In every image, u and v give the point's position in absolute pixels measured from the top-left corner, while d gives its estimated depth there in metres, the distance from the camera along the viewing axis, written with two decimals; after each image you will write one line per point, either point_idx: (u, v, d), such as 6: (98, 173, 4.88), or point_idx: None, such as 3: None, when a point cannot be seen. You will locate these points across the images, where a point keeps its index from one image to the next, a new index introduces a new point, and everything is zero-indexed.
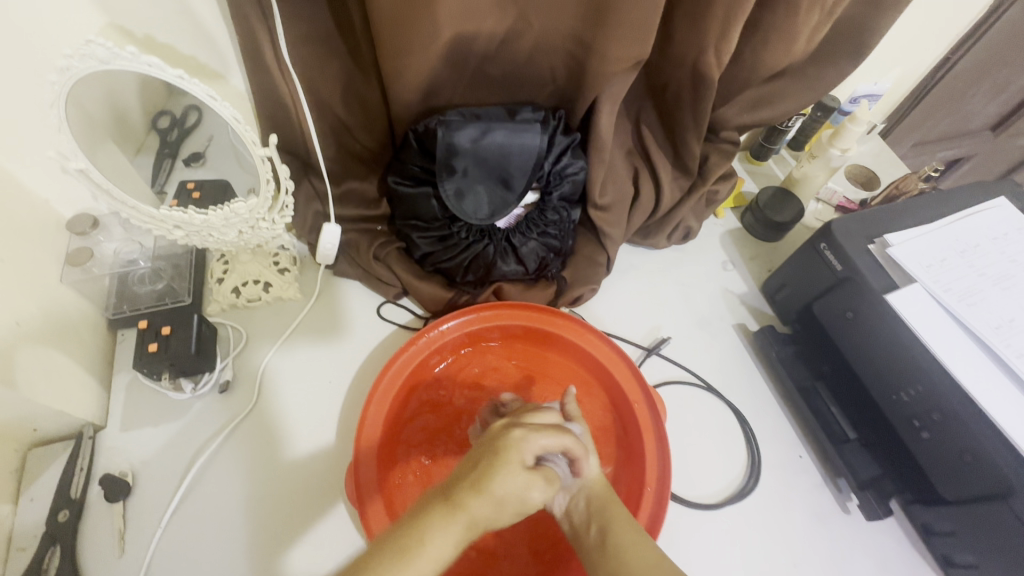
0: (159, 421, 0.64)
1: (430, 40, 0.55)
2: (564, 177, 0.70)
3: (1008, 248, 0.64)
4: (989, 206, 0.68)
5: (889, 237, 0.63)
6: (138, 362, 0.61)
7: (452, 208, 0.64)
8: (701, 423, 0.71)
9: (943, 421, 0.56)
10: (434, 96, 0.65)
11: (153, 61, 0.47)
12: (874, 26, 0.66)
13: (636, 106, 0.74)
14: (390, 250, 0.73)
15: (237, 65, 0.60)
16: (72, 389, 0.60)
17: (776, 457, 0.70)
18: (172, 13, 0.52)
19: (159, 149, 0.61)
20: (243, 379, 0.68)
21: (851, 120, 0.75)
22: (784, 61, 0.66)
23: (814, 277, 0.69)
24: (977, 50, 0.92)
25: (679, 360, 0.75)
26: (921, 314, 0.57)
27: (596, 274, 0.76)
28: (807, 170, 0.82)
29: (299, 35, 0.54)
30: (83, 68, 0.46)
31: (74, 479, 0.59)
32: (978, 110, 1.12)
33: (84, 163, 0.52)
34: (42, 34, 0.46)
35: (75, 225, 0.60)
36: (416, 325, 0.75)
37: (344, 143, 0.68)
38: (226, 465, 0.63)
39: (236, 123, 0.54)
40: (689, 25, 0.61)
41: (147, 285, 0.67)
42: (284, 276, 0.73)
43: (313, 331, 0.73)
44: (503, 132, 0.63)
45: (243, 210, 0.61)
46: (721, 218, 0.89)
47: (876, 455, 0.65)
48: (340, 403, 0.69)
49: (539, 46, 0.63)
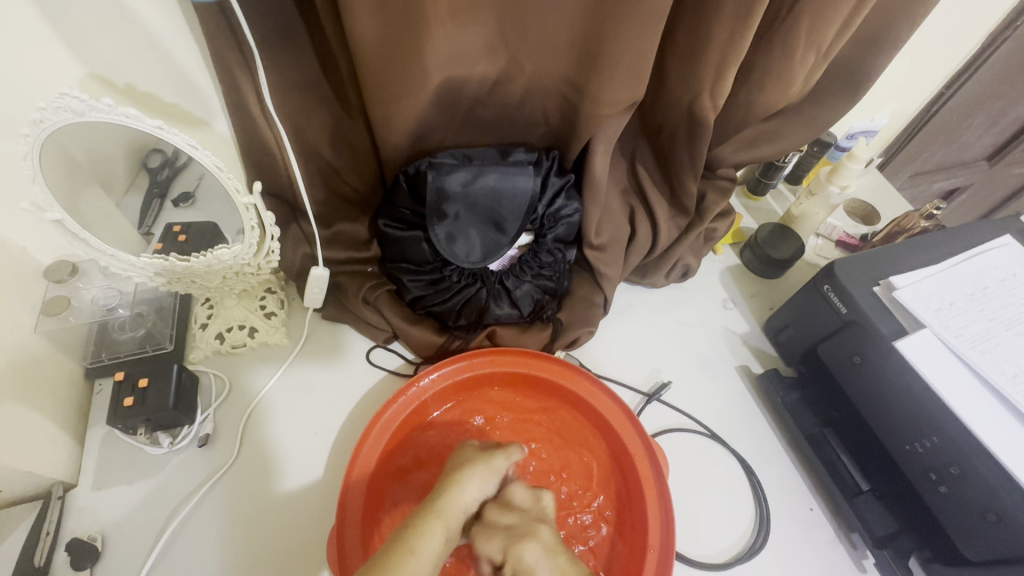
0: (133, 479, 0.61)
1: (419, 86, 0.54)
2: (558, 219, 0.69)
3: (1018, 290, 0.62)
4: (996, 245, 0.66)
5: (894, 279, 0.61)
6: (111, 417, 0.58)
7: (443, 252, 0.62)
8: (705, 474, 0.67)
9: (962, 475, 0.53)
10: (424, 139, 0.64)
11: (130, 111, 0.46)
12: (868, 66, 0.66)
13: (631, 146, 0.74)
14: (380, 294, 0.70)
15: (222, 111, 0.59)
16: (42, 447, 0.57)
17: (785, 510, 0.66)
18: (156, 62, 0.51)
19: (147, 189, 0.55)
20: (224, 432, 0.65)
21: (851, 157, 0.73)
22: (779, 102, 0.65)
23: (818, 318, 0.66)
24: (971, 84, 0.92)
25: (681, 406, 0.72)
26: (931, 362, 0.55)
27: (593, 316, 0.73)
28: (806, 207, 0.82)
29: (286, 83, 0.54)
30: (57, 120, 0.45)
31: (38, 545, 0.55)
32: (973, 141, 1.12)
33: (60, 214, 0.51)
34: (19, 85, 0.45)
35: (52, 273, 0.56)
36: (407, 370, 0.73)
37: (333, 186, 0.67)
38: (201, 527, 0.59)
39: (219, 171, 0.53)
40: (683, 68, 0.60)
41: (128, 332, 0.64)
42: (270, 320, 0.70)
43: (299, 378, 0.70)
44: (496, 175, 0.62)
45: (227, 256, 0.60)
46: (720, 255, 0.88)
47: (890, 508, 0.61)
48: (326, 455, 0.65)
49: (531, 89, 0.62)
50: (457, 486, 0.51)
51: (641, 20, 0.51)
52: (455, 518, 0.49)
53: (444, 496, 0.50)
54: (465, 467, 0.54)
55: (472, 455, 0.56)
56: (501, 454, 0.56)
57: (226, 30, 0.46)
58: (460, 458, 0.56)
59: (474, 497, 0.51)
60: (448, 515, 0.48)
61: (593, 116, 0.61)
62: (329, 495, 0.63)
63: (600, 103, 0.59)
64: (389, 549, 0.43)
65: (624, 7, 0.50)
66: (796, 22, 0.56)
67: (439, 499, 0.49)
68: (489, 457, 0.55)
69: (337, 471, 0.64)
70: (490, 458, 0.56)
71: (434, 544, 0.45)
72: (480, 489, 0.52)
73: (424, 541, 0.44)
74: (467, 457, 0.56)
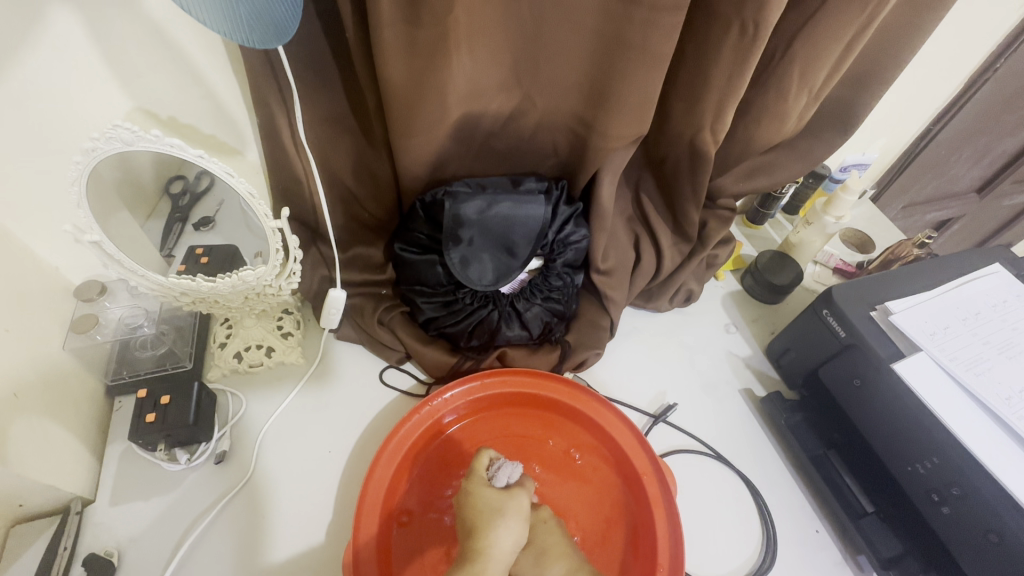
0: (150, 495, 0.62)
1: (440, 121, 0.58)
2: (567, 245, 0.72)
3: (1009, 315, 0.64)
4: (987, 272, 0.69)
5: (890, 304, 0.64)
6: (134, 433, 0.60)
7: (457, 275, 0.65)
8: (712, 494, 0.68)
9: (963, 496, 0.54)
10: (441, 168, 0.67)
11: (174, 142, 0.50)
12: (860, 105, 0.70)
13: (636, 176, 0.77)
14: (395, 315, 0.73)
15: (254, 140, 0.64)
16: (65, 462, 0.58)
17: (793, 532, 0.67)
18: (194, 96, 0.56)
19: (169, 214, 0.58)
20: (240, 449, 0.66)
21: (844, 189, 0.77)
22: (776, 137, 0.69)
23: (818, 342, 0.69)
24: (958, 120, 0.97)
25: (687, 427, 0.73)
26: (929, 384, 0.57)
27: (599, 338, 0.76)
28: (804, 235, 0.85)
29: (315, 116, 0.57)
30: (108, 149, 0.48)
31: (56, 559, 0.56)
32: (962, 174, 1.17)
33: (98, 235, 0.54)
34: (70, 114, 0.49)
35: (82, 292, 0.59)
36: (419, 390, 0.74)
37: (352, 213, 0.71)
38: (215, 544, 0.60)
39: (251, 198, 0.56)
40: (684, 105, 0.64)
41: (149, 350, 0.66)
42: (287, 340, 0.73)
43: (313, 398, 0.72)
44: (509, 204, 0.65)
45: (251, 278, 0.62)
46: (721, 281, 0.90)
47: (896, 530, 0.62)
48: (339, 473, 0.66)
49: (543, 123, 0.66)
50: (490, 536, 0.52)
51: (648, 64, 0.55)
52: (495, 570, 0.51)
53: (483, 552, 0.51)
54: (494, 514, 0.53)
55: (498, 496, 0.55)
56: (522, 494, 0.57)
57: (266, 68, 0.50)
58: (480, 498, 0.55)
59: (511, 545, 0.52)
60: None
61: (601, 148, 0.65)
62: (341, 513, 0.63)
63: (608, 136, 0.63)
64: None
65: (630, 52, 0.55)
66: (790, 64, 0.60)
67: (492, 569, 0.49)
68: (515, 501, 0.55)
69: (349, 489, 0.65)
70: (515, 500, 0.56)
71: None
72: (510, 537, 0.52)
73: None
74: (493, 497, 0.55)
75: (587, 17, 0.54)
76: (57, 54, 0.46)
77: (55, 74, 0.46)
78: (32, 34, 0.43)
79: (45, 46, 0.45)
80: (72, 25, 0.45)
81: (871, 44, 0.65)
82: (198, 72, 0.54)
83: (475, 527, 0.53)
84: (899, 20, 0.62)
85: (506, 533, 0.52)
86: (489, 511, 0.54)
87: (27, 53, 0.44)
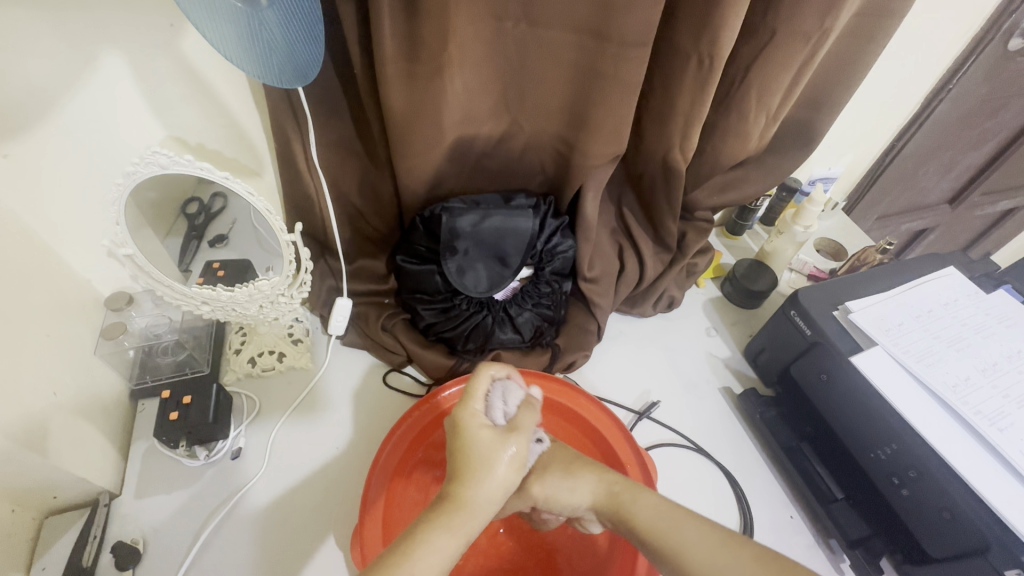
0: (171, 488, 0.67)
1: (436, 144, 0.65)
2: (555, 254, 0.78)
3: (959, 312, 0.70)
4: (941, 274, 0.75)
5: (850, 303, 0.70)
6: (158, 430, 0.65)
7: (454, 283, 0.71)
8: (693, 484, 0.73)
9: (919, 478, 0.59)
10: (438, 187, 0.74)
11: (205, 165, 0.56)
12: (816, 126, 0.78)
13: (618, 192, 0.84)
14: (397, 321, 0.79)
15: (270, 164, 0.71)
16: (94, 457, 0.63)
17: (770, 519, 0.72)
18: (217, 125, 0.63)
19: (186, 232, 0.65)
20: (253, 446, 0.71)
21: (809, 201, 0.84)
22: (742, 154, 0.76)
23: (788, 341, 0.75)
24: (919, 137, 1.04)
25: (670, 423, 0.79)
26: (886, 375, 0.62)
27: (588, 341, 0.82)
28: (777, 244, 0.91)
29: (325, 142, 0.65)
30: (146, 173, 0.55)
31: (86, 547, 0.61)
32: (932, 186, 1.24)
33: (131, 249, 0.59)
34: (116, 144, 0.57)
35: (111, 302, 0.65)
36: (420, 392, 0.80)
37: (358, 228, 0.78)
38: (233, 532, 0.65)
39: (269, 213, 0.63)
40: (656, 127, 0.72)
41: (169, 356, 0.71)
42: (297, 346, 0.78)
43: (322, 399, 0.77)
44: (500, 217, 0.72)
45: (266, 287, 0.67)
46: (702, 288, 0.97)
47: (863, 514, 0.66)
48: (347, 466, 0.71)
49: (530, 144, 0.74)
50: (475, 481, 0.48)
51: (621, 90, 0.62)
52: (478, 520, 0.47)
53: (472, 470, 0.49)
54: (483, 457, 0.50)
55: (482, 433, 0.52)
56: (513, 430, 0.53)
57: (285, 101, 0.57)
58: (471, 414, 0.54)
59: (493, 496, 0.49)
60: (464, 526, 0.45)
61: (583, 167, 0.72)
62: (348, 503, 0.68)
63: (590, 155, 0.70)
64: (475, 457, 0.50)
65: (604, 81, 0.62)
66: (747, 89, 0.67)
67: (517, 433, 0.53)
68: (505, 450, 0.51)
69: (356, 483, 0.70)
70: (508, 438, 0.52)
71: (508, 482, 0.50)
72: (501, 411, 0.55)
73: (443, 535, 0.44)
74: (483, 434, 0.52)
75: (566, 52, 0.61)
76: (104, 92, 0.53)
77: (103, 108, 0.54)
78: (86, 76, 0.51)
79: (95, 84, 0.52)
80: (119, 67, 0.53)
81: (822, 72, 0.73)
82: (224, 105, 0.62)
83: (464, 468, 0.50)
84: (844, 48, 0.70)
85: (498, 397, 0.56)
86: (478, 453, 0.50)
87: (80, 90, 0.51)
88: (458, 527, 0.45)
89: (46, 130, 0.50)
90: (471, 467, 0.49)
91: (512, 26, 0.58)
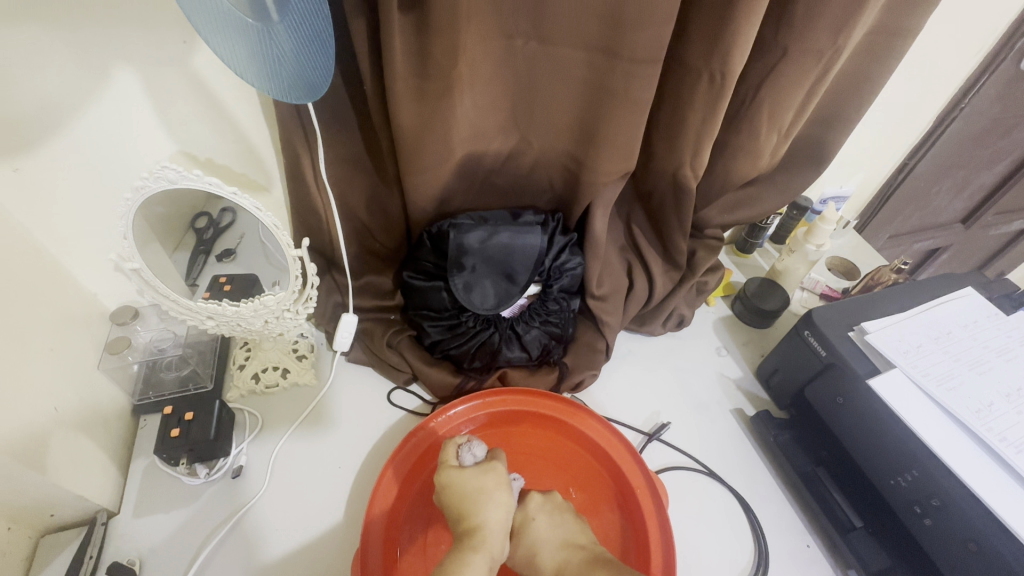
0: (170, 508, 0.65)
1: (444, 161, 0.65)
2: (563, 271, 0.77)
3: (980, 334, 0.68)
4: (960, 295, 0.73)
5: (866, 323, 0.68)
6: (159, 447, 0.63)
7: (462, 300, 0.70)
8: (705, 512, 0.71)
9: (943, 507, 0.56)
10: (446, 203, 0.74)
11: (212, 180, 0.56)
12: (828, 143, 0.77)
13: (627, 209, 0.84)
14: (403, 338, 0.78)
15: (279, 179, 0.71)
16: (94, 473, 0.62)
17: (786, 547, 0.69)
18: (227, 141, 0.63)
19: (195, 246, 0.64)
20: (253, 466, 0.70)
21: (822, 219, 0.83)
22: (753, 171, 0.75)
23: (803, 362, 0.72)
24: (931, 155, 1.03)
25: (680, 446, 0.77)
26: (906, 400, 0.60)
27: (596, 360, 0.80)
28: (788, 262, 0.90)
29: (334, 157, 0.65)
30: (155, 187, 0.54)
31: (82, 567, 0.59)
32: (945, 205, 1.22)
33: (138, 263, 0.59)
34: (127, 158, 0.57)
35: (117, 316, 0.65)
36: (425, 410, 0.78)
37: (365, 243, 0.78)
38: (231, 554, 0.63)
39: (276, 229, 0.62)
40: (666, 145, 0.71)
41: (173, 371, 0.71)
42: (302, 362, 0.78)
43: (325, 417, 0.76)
44: (508, 233, 0.70)
45: (271, 302, 0.66)
46: (712, 306, 0.95)
47: (884, 544, 0.64)
48: (348, 487, 0.70)
49: (539, 161, 0.73)
50: (481, 512, 0.57)
51: (630, 107, 0.62)
52: (495, 543, 0.55)
53: (471, 509, 0.57)
54: (478, 492, 0.58)
55: (467, 474, 0.60)
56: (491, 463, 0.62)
57: (294, 116, 0.57)
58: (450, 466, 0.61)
59: (501, 516, 0.57)
60: (486, 546, 0.54)
61: (592, 184, 0.71)
62: (349, 525, 0.66)
63: (598, 172, 0.69)
64: (470, 493, 0.58)
65: (614, 99, 0.61)
66: (758, 107, 0.67)
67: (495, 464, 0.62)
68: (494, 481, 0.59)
69: (358, 504, 0.68)
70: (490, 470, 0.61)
71: (505, 499, 0.59)
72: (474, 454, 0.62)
73: (473, 555, 0.52)
74: (469, 476, 0.59)
75: (575, 70, 0.61)
76: (116, 107, 0.53)
77: (115, 124, 0.54)
78: (98, 91, 0.51)
79: (107, 99, 0.52)
80: (132, 83, 0.53)
81: (833, 90, 0.72)
82: (234, 121, 0.62)
83: (464, 508, 0.57)
84: (855, 66, 0.69)
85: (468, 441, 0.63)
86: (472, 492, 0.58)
87: (92, 105, 0.51)
88: (481, 546, 0.54)
89: (56, 144, 0.50)
90: (470, 501, 0.57)
91: (522, 44, 0.58)
